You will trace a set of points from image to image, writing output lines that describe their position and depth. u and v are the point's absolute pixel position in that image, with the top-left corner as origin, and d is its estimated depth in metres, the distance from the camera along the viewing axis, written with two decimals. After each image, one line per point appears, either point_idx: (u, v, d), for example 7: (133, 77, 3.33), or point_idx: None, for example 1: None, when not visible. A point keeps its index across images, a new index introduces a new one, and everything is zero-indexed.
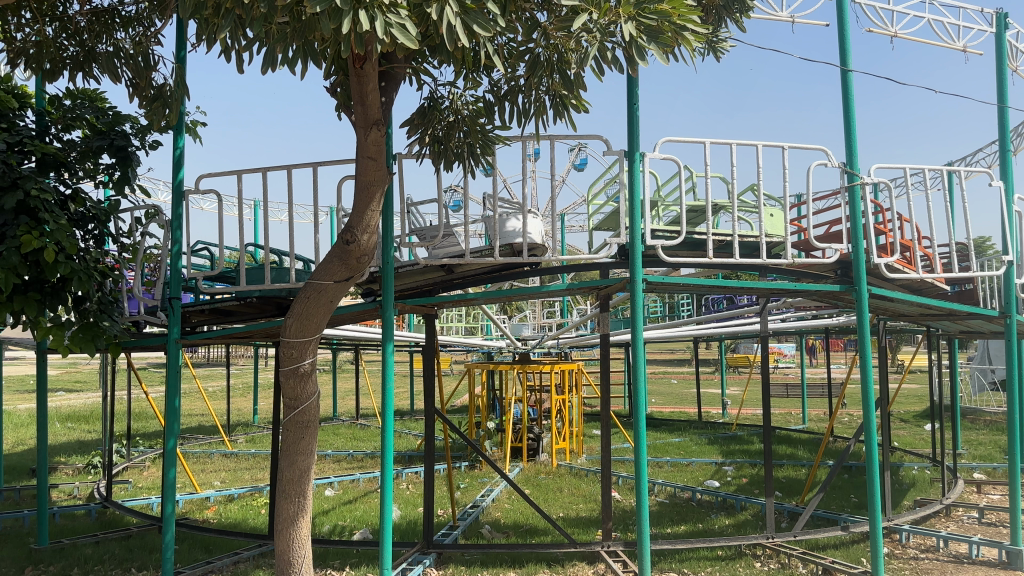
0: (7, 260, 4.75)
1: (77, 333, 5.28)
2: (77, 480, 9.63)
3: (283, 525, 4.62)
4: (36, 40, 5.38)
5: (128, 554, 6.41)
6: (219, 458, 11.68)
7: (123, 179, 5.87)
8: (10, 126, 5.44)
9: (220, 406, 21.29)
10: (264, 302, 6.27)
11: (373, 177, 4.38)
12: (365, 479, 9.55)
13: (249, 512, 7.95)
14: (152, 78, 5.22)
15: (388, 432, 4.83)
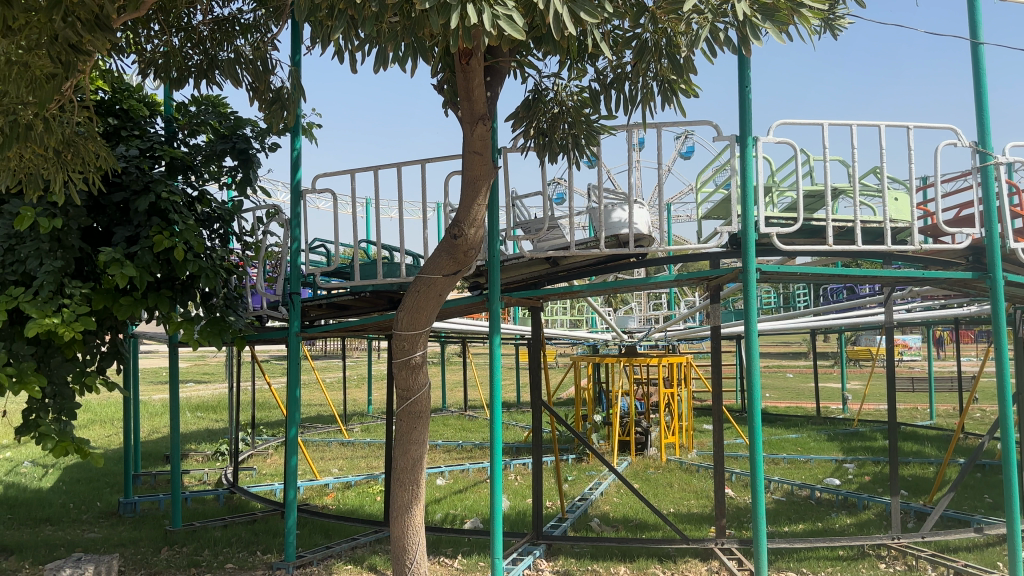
0: (141, 259, 5.12)
1: (205, 327, 5.58)
2: (207, 467, 10.26)
3: (398, 512, 4.75)
4: (163, 51, 5.72)
5: (254, 537, 6.76)
6: (336, 447, 12.16)
7: (245, 181, 6.19)
8: (142, 134, 5.85)
9: (337, 397, 22.20)
10: (377, 296, 6.45)
11: (479, 172, 4.44)
12: (475, 470, 9.69)
13: (365, 499, 8.23)
14: (270, 81, 5.55)
15: (497, 424, 4.88)
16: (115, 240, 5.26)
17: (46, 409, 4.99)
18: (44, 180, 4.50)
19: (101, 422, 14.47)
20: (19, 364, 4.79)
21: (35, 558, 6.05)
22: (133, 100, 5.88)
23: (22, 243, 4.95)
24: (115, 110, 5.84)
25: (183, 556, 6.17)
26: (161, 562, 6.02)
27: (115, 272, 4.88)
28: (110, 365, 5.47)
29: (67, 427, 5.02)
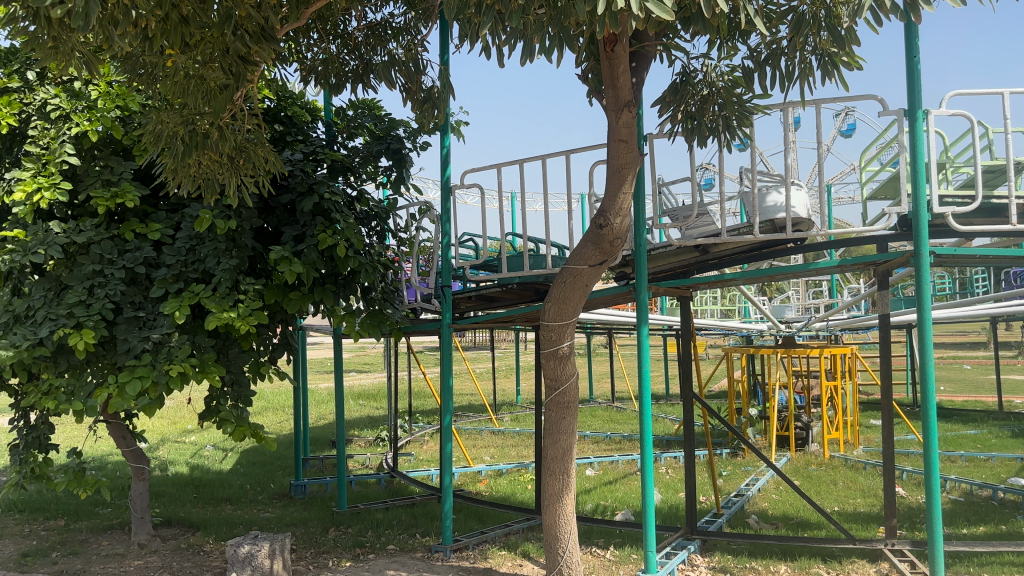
0: (308, 256, 5.46)
1: (365, 319, 5.88)
2: (369, 452, 10.84)
3: (549, 501, 4.80)
4: (322, 58, 6.05)
5: (413, 520, 7.06)
6: (488, 435, 12.47)
7: (399, 179, 6.46)
8: (305, 138, 6.22)
9: (487, 386, 22.77)
10: (524, 288, 6.52)
11: (624, 160, 4.39)
12: (626, 461, 9.63)
13: (517, 488, 8.39)
14: (421, 81, 5.75)
15: (647, 415, 4.81)
16: (284, 239, 5.66)
17: (225, 396, 5.45)
18: (219, 184, 4.89)
19: (275, 409, 15.64)
20: (202, 354, 5.25)
21: (219, 534, 6.63)
22: (296, 107, 6.26)
23: (203, 244, 5.42)
24: (280, 117, 6.25)
25: (348, 536, 6.54)
26: (329, 541, 6.41)
27: (285, 269, 5.24)
28: (280, 355, 5.90)
29: (244, 412, 5.46)
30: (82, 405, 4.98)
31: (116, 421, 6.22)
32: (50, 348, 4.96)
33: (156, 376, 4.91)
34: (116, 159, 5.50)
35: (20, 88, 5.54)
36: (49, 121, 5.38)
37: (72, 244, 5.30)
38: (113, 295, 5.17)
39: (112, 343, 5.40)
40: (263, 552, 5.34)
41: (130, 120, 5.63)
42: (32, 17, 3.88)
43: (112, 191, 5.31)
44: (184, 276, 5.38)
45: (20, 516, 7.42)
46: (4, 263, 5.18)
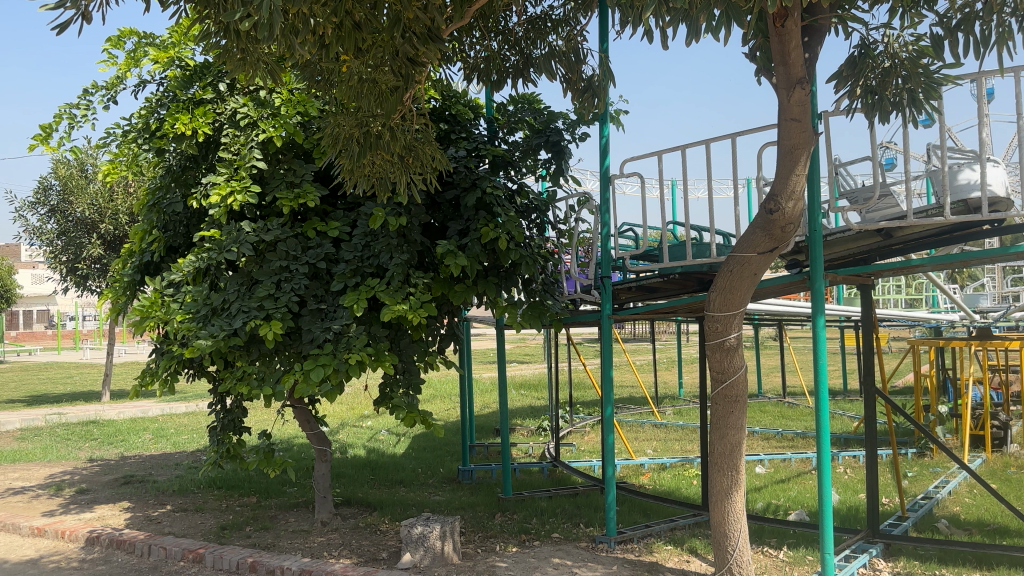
0: (471, 249, 5.64)
1: (527, 310, 5.97)
2: (532, 441, 11.03)
3: (718, 497, 4.67)
4: (484, 56, 6.19)
5: (577, 510, 7.10)
6: (650, 428, 12.31)
7: (559, 172, 6.50)
8: (468, 135, 6.39)
9: (649, 379, 22.47)
10: (687, 278, 6.37)
11: (797, 140, 4.18)
12: (798, 459, 9.17)
13: (682, 482, 8.22)
14: (581, 71, 5.81)
15: (822, 411, 4.56)
16: (450, 233, 5.87)
17: (397, 383, 5.74)
18: (391, 182, 5.15)
19: (442, 397, 16.28)
20: (376, 344, 5.56)
21: (394, 515, 6.99)
22: (458, 105, 6.46)
23: (376, 240, 5.73)
24: (445, 116, 6.48)
25: (514, 523, 6.69)
26: (496, 527, 6.58)
27: (450, 262, 5.44)
28: (448, 346, 6.12)
29: (414, 400, 5.72)
30: (271, 390, 5.42)
31: (300, 407, 6.73)
32: (243, 337, 5.44)
33: (336, 364, 5.26)
34: (297, 162, 5.92)
35: (213, 99, 6.09)
36: (239, 129, 5.88)
37: (261, 243, 5.76)
38: (297, 288, 5.58)
39: (296, 333, 5.84)
40: (435, 534, 5.58)
41: (308, 125, 6.04)
42: (225, 33, 4.26)
43: (294, 192, 5.72)
44: (360, 270, 5.72)
45: (220, 492, 8.21)
46: (204, 261, 5.73)
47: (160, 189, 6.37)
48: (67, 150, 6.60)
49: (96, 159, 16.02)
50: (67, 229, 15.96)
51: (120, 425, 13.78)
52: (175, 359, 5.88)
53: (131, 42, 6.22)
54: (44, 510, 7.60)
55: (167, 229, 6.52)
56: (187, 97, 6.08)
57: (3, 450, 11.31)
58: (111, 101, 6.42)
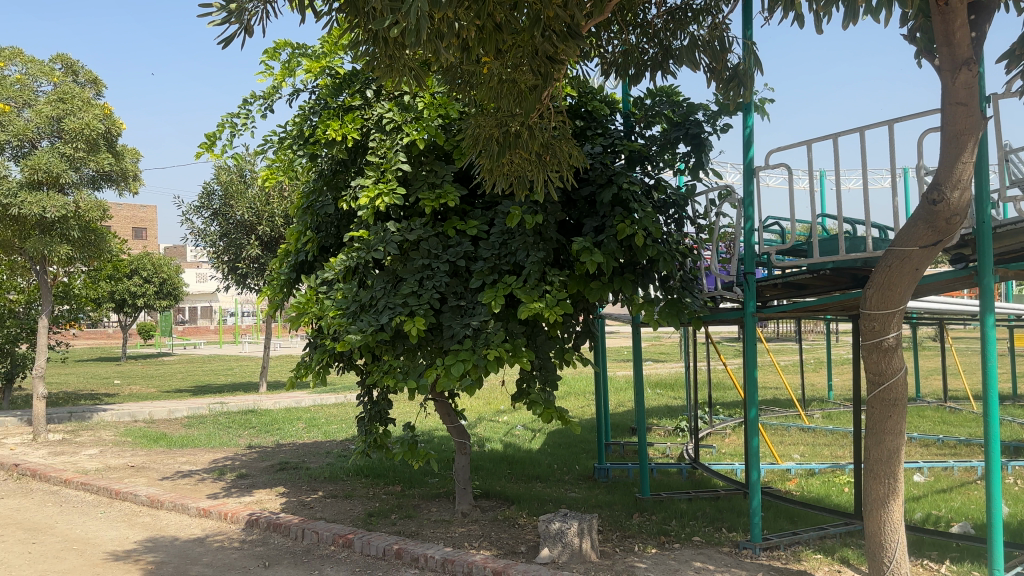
0: (608, 246, 5.60)
1: (664, 308, 5.86)
2: (669, 441, 10.82)
3: (873, 506, 4.39)
4: (622, 50, 6.13)
5: (718, 514, 6.90)
6: (796, 432, 11.77)
7: (698, 165, 6.34)
8: (604, 131, 6.35)
9: (795, 380, 21.45)
10: (837, 274, 6.04)
11: (963, 125, 3.88)
12: (962, 469, 8.48)
13: (831, 489, 7.80)
14: (726, 60, 5.64)
15: (995, 417, 4.19)
16: (586, 230, 5.86)
17: (534, 378, 5.81)
18: (529, 180, 5.21)
19: (577, 394, 16.28)
20: (514, 340, 5.63)
21: (532, 509, 7.07)
22: (595, 101, 6.44)
23: (513, 238, 5.81)
24: (581, 112, 6.47)
25: (653, 523, 6.60)
26: (634, 526, 6.51)
27: (586, 259, 5.43)
28: (584, 343, 6.12)
29: (551, 396, 5.76)
30: (415, 383, 5.62)
31: (442, 400, 6.95)
32: (389, 333, 5.69)
33: (476, 359, 5.39)
34: (438, 163, 6.10)
35: (361, 105, 6.39)
36: (385, 133, 6.15)
37: (405, 242, 5.98)
38: (439, 286, 5.76)
39: (437, 329, 6.03)
40: (573, 531, 5.59)
41: (449, 126, 6.21)
42: (373, 40, 4.47)
43: (436, 193, 5.91)
44: (498, 268, 5.81)
45: (367, 480, 8.61)
46: (352, 259, 6.02)
47: (313, 193, 6.77)
48: (231, 157, 7.12)
49: (253, 165, 17.17)
50: (228, 232, 17.23)
51: (275, 414, 14.74)
52: (326, 353, 6.23)
53: (286, 54, 6.63)
54: (210, 492, 8.25)
55: (319, 230, 6.92)
56: (337, 104, 6.41)
57: (175, 435, 12.38)
58: (268, 110, 6.88)
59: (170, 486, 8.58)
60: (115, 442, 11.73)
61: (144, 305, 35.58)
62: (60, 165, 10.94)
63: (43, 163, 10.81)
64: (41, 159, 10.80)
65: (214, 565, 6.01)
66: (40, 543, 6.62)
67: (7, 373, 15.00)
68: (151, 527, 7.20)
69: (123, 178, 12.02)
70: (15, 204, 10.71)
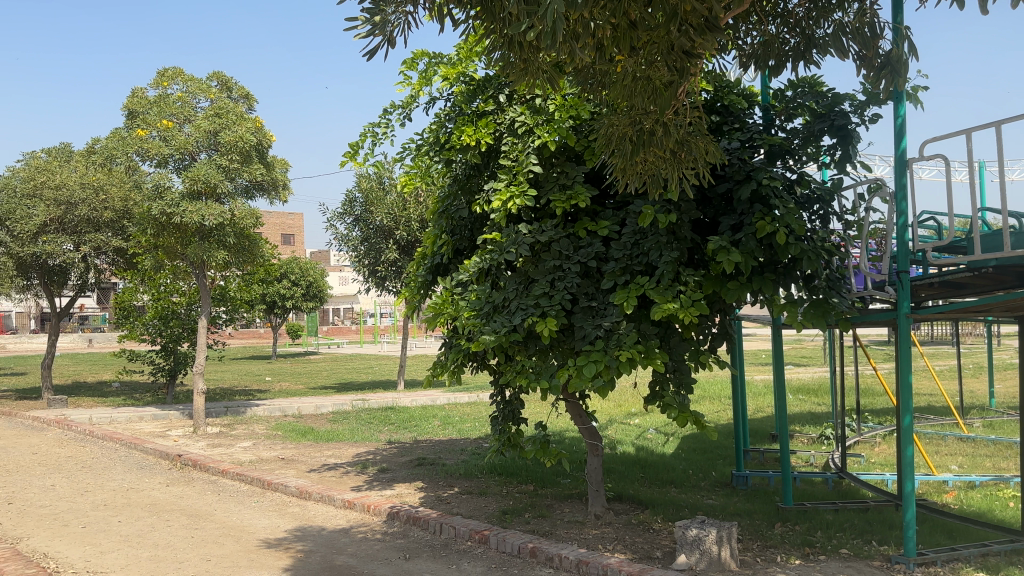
0: (747, 244, 5.42)
1: (809, 309, 5.61)
2: (812, 449, 10.31)
3: None
4: (762, 42, 5.91)
5: (867, 526, 6.52)
6: (955, 442, 10.91)
7: (845, 158, 6.02)
8: (742, 125, 6.14)
9: (953, 386, 19.88)
10: (1004, 272, 5.55)
11: None
12: None
13: (997, 504, 7.18)
14: (878, 47, 5.34)
15: None
16: (723, 229, 5.69)
17: (667, 381, 5.71)
18: (663, 178, 5.12)
19: (712, 398, 15.82)
20: (647, 342, 5.56)
21: (667, 515, 6.95)
22: (732, 96, 6.23)
23: (646, 238, 5.72)
24: (717, 107, 6.29)
25: (796, 534, 6.31)
26: (776, 536, 6.25)
27: (724, 259, 5.28)
28: (720, 345, 5.93)
29: (686, 400, 5.64)
30: (547, 384, 5.65)
31: (574, 401, 6.95)
32: (522, 333, 5.76)
33: (608, 361, 5.37)
34: (570, 164, 6.10)
35: (494, 110, 6.50)
36: (517, 136, 6.21)
37: (537, 244, 6.03)
38: (571, 287, 5.77)
39: (569, 330, 6.04)
40: (711, 538, 5.44)
41: (581, 127, 6.21)
42: (507, 45, 4.55)
43: (567, 194, 5.92)
44: (630, 268, 5.74)
45: (500, 478, 8.75)
46: (486, 261, 6.13)
47: (448, 197, 6.95)
48: (371, 165, 7.45)
49: (391, 172, 17.85)
50: (368, 236, 18.02)
51: (411, 412, 15.25)
52: (461, 353, 6.38)
53: (423, 63, 6.85)
54: (353, 485, 8.65)
55: (453, 233, 7.09)
56: (472, 110, 6.55)
57: (320, 429, 13.08)
58: (406, 119, 7.14)
59: (317, 478, 9.07)
60: (267, 435, 12.52)
61: (292, 307, 37.83)
62: (217, 176, 11.81)
63: (202, 174, 11.70)
64: (200, 171, 11.70)
65: (359, 555, 6.30)
66: (203, 529, 7.16)
67: (172, 369, 16.34)
68: (300, 516, 7.64)
69: (272, 187, 12.87)
70: (178, 213, 11.67)
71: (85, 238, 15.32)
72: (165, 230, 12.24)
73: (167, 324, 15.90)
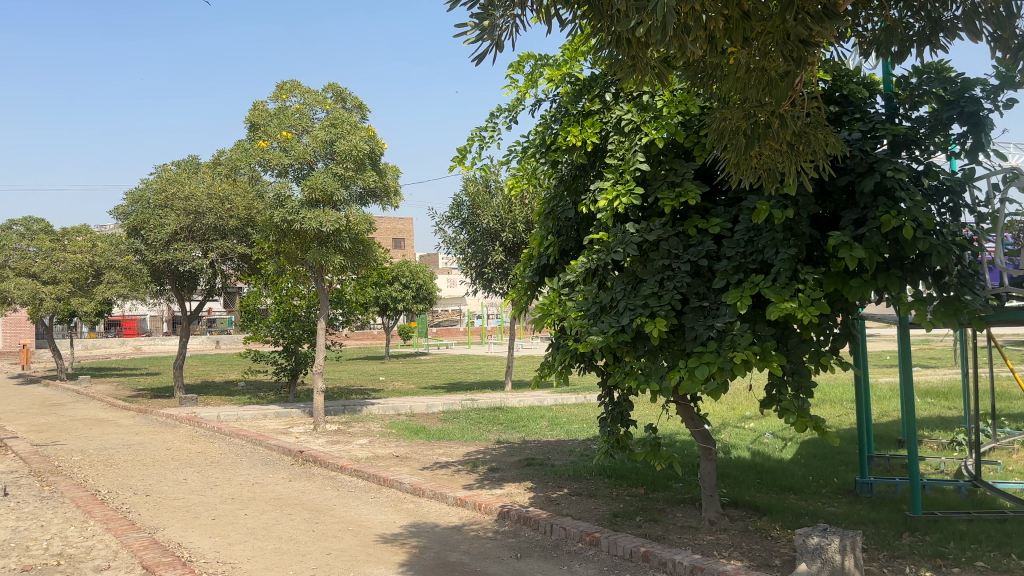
0: (870, 240, 5.15)
1: (939, 308, 5.26)
2: (944, 456, 9.68)
3: None
4: (883, 27, 5.60)
5: (1008, 539, 6.04)
6: None
7: (977, 146, 5.62)
8: (863, 115, 5.83)
9: None
10: None
11: None
12: None
13: None
14: (1015, 26, 4.95)
15: None
16: (843, 224, 5.43)
17: (785, 384, 5.49)
18: (779, 172, 4.94)
19: (832, 402, 15.12)
20: (763, 343, 5.37)
21: (786, 522, 6.68)
22: (852, 85, 5.93)
23: (761, 235, 5.52)
24: (835, 97, 6.00)
25: (927, 545, 5.93)
26: (904, 547, 5.90)
27: (845, 255, 5.03)
28: (842, 346, 5.65)
29: (805, 404, 5.41)
30: (657, 385, 5.55)
31: (685, 404, 6.80)
32: (630, 334, 5.68)
33: (721, 362, 5.22)
34: (679, 161, 5.97)
35: (600, 109, 6.45)
36: (624, 134, 6.13)
37: (646, 243, 5.93)
38: (681, 286, 5.64)
39: (680, 331, 5.92)
40: (834, 547, 5.19)
41: (690, 123, 6.08)
42: (615, 42, 4.53)
43: (676, 191, 5.80)
44: (743, 267, 5.56)
45: (610, 480, 8.67)
46: (593, 261, 6.09)
47: (554, 198, 6.94)
48: (479, 169, 7.55)
49: (497, 175, 18.04)
50: (476, 239, 18.27)
51: (520, 413, 15.35)
52: (569, 354, 6.36)
53: (529, 66, 6.89)
54: (464, 483, 8.78)
55: (560, 234, 7.08)
56: (577, 110, 6.54)
57: (432, 428, 13.37)
58: (513, 121, 7.20)
59: (429, 476, 9.26)
60: (382, 433, 12.91)
61: (403, 309, 38.88)
62: (333, 184, 12.29)
63: (319, 183, 12.20)
64: (317, 180, 12.21)
65: (471, 553, 6.38)
66: (322, 523, 7.45)
67: (293, 369, 17.11)
68: (414, 513, 7.82)
69: (385, 194, 13.28)
70: (298, 221, 12.21)
71: (213, 245, 16.25)
72: (285, 237, 12.84)
73: (288, 326, 16.67)
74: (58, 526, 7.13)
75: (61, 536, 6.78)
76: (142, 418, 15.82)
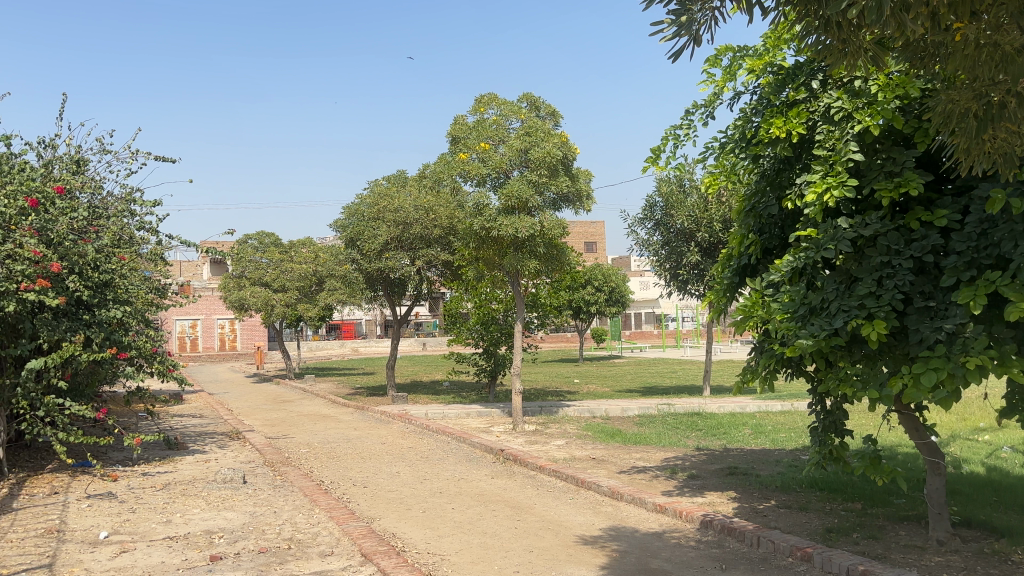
0: None
1: None
2: None
3: None
4: None
5: None
6: None
7: None
8: None
9: None
10: None
11: None
12: None
13: None
14: None
15: None
16: None
17: None
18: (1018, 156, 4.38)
19: None
20: (1001, 347, 4.79)
21: None
22: None
23: (996, 227, 4.92)
24: None
25: None
26: None
27: None
28: None
29: None
30: (877, 393, 5.11)
31: (908, 413, 6.20)
32: (845, 337, 5.28)
33: (952, 367, 4.71)
34: (898, 149, 5.47)
35: (807, 98, 6.06)
36: (834, 123, 5.71)
37: (860, 239, 5.48)
38: (903, 285, 5.15)
39: (902, 334, 5.40)
40: None
41: (910, 106, 5.55)
42: (824, 27, 4.24)
43: (895, 182, 5.31)
44: (976, 263, 4.98)
45: (823, 494, 8.10)
46: (801, 260, 5.73)
47: (756, 194, 6.60)
48: (674, 168, 7.39)
49: (692, 173, 17.59)
50: (670, 240, 17.91)
51: (721, 419, 14.82)
52: (774, 358, 6.01)
53: (727, 58, 6.64)
54: (664, 490, 8.60)
55: (762, 232, 6.73)
56: (781, 101, 6.20)
57: (629, 432, 13.25)
58: (710, 117, 6.97)
59: (628, 480, 9.19)
60: (580, 435, 13.00)
61: (597, 312, 39.02)
62: (528, 190, 12.56)
63: (515, 190, 12.53)
64: (513, 188, 12.53)
65: (673, 561, 6.24)
66: (524, 521, 7.62)
67: (493, 370, 17.71)
68: (614, 516, 7.78)
69: (578, 198, 13.39)
70: (496, 228, 12.64)
71: (419, 253, 17.22)
72: (484, 244, 13.30)
73: (488, 329, 17.31)
74: (290, 513, 7.87)
75: (292, 522, 7.48)
76: (359, 415, 17.11)
